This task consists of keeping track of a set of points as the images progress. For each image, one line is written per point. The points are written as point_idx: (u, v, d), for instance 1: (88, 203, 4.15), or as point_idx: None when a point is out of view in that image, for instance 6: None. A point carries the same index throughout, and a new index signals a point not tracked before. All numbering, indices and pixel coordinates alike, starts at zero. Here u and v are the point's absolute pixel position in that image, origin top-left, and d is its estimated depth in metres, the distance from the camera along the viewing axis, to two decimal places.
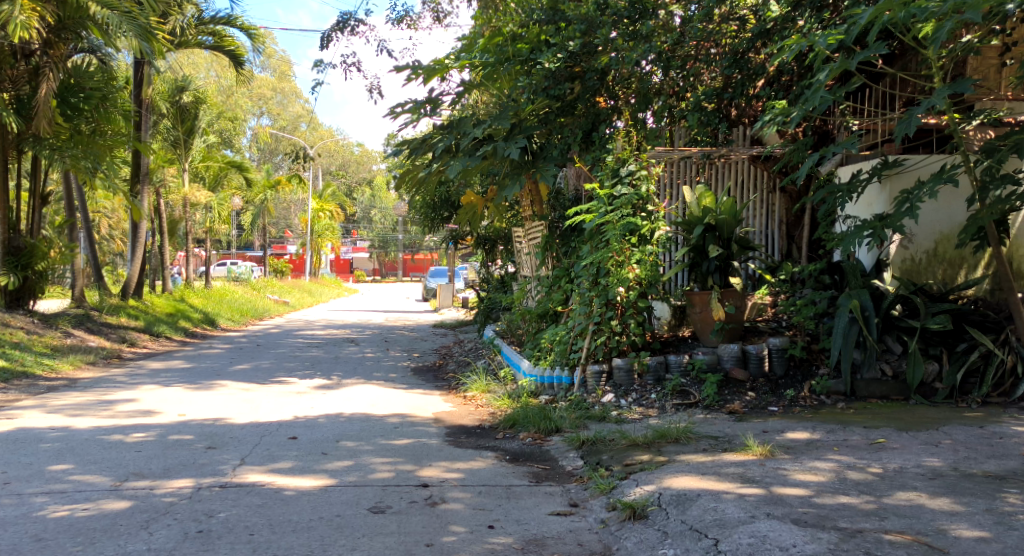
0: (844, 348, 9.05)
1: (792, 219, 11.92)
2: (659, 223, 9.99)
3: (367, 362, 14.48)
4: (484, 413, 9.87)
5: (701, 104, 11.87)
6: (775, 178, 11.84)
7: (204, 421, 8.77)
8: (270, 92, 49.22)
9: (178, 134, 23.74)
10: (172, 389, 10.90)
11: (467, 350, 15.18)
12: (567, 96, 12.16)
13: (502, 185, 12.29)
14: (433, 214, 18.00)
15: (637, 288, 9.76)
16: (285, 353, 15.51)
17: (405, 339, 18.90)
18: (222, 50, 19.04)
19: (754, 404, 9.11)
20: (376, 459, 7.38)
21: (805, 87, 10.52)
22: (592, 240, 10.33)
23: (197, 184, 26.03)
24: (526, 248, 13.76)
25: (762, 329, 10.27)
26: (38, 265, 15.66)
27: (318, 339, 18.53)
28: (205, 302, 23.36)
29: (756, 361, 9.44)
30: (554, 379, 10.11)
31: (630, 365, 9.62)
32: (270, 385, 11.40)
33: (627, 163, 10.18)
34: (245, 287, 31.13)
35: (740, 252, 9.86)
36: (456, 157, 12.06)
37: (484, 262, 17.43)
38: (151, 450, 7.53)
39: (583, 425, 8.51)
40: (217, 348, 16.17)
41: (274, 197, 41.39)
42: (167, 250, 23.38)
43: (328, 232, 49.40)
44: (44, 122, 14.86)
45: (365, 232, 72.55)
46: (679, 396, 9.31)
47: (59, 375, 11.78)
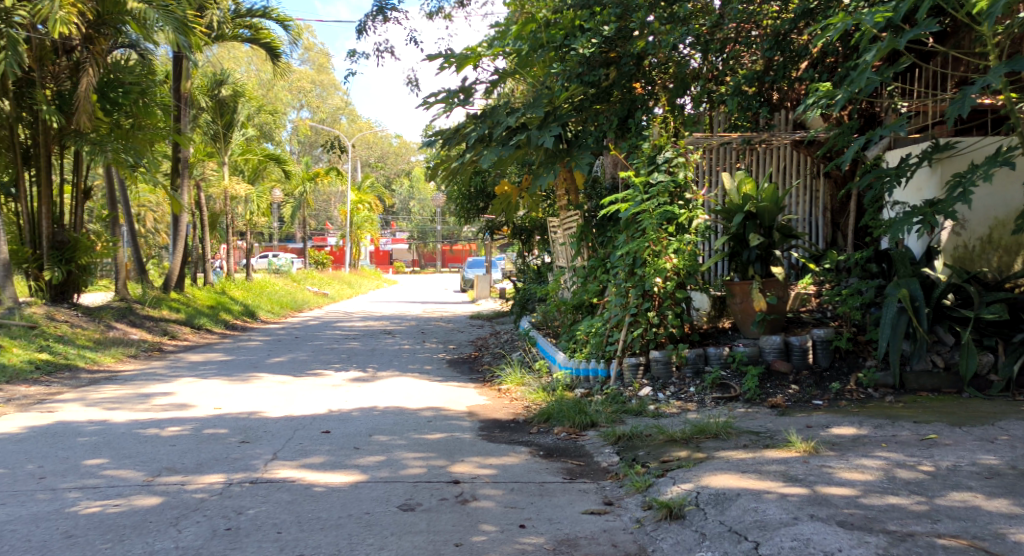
0: (893, 339, 8.76)
1: (838, 205, 11.54)
2: (697, 212, 9.71)
3: (402, 354, 14.36)
4: (519, 406, 9.69)
5: (741, 88, 11.49)
6: (819, 163, 11.51)
7: (237, 414, 8.65)
8: (309, 85, 49.37)
9: (218, 128, 23.88)
10: (209, 381, 10.82)
11: (503, 342, 15.00)
12: (602, 82, 11.92)
13: (536, 175, 12.04)
14: (469, 204, 17.84)
15: (675, 278, 9.51)
16: (322, 345, 15.43)
17: (442, 331, 18.79)
18: (260, 43, 18.94)
19: (798, 397, 8.82)
20: (409, 454, 7.20)
21: (851, 68, 10.24)
22: (628, 229, 10.08)
23: (236, 176, 26.12)
24: (562, 238, 13.54)
25: (806, 320, 9.97)
26: (82, 259, 15.62)
27: (355, 331, 18.46)
28: (245, 294, 23.43)
29: (799, 353, 9.17)
30: (590, 372, 9.90)
31: (668, 357, 9.37)
32: (305, 378, 11.30)
33: (664, 150, 9.90)
34: (284, 279, 31.23)
35: (782, 241, 9.54)
36: (490, 146, 11.86)
37: (521, 252, 17.23)
38: (184, 444, 7.38)
39: (619, 420, 8.29)
40: (255, 341, 16.14)
41: (314, 189, 41.54)
42: (208, 244, 23.46)
43: (367, 224, 49.53)
44: (84, 118, 14.79)
45: (404, 223, 72.75)
46: (719, 389, 9.06)
47: (102, 368, 11.72)
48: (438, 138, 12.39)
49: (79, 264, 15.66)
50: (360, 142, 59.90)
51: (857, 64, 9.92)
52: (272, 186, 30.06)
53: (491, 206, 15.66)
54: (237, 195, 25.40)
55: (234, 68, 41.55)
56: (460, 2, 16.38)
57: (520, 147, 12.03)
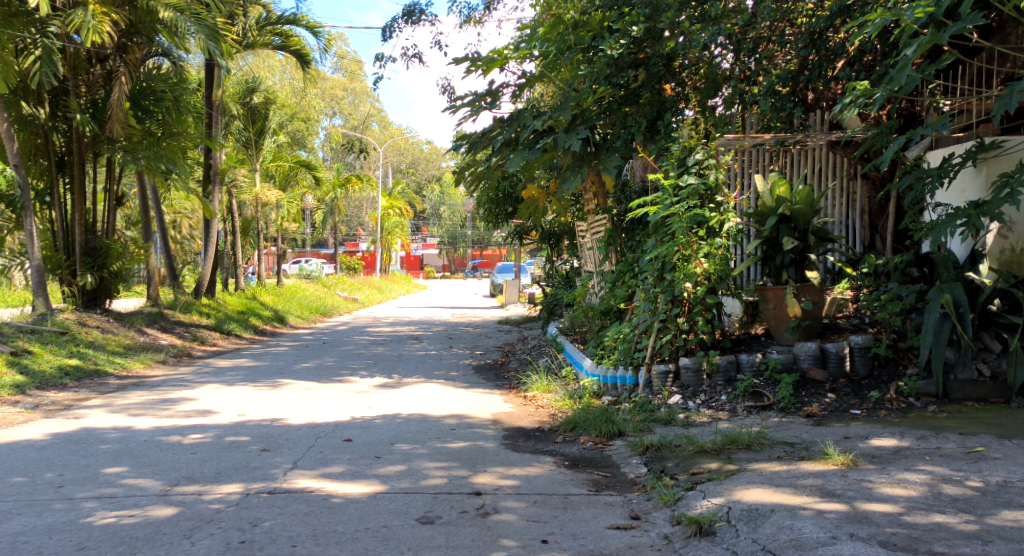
0: (935, 346, 8.56)
1: (876, 208, 11.20)
2: (728, 215, 9.40)
3: (429, 360, 14.19)
4: (545, 414, 9.48)
5: (775, 88, 11.25)
6: (856, 165, 11.20)
7: (260, 421, 8.50)
8: (341, 92, 49.43)
9: (250, 135, 23.70)
10: (236, 387, 10.68)
11: (530, 348, 14.78)
12: (631, 84, 11.63)
13: (564, 178, 11.80)
14: (498, 209, 17.62)
15: (706, 283, 9.23)
16: (349, 351, 15.28)
17: (469, 336, 18.60)
18: (290, 50, 18.63)
19: (835, 406, 8.53)
20: (431, 463, 7.01)
21: (890, 66, 9.96)
22: (657, 233, 9.83)
23: (268, 183, 26.06)
24: (590, 243, 13.29)
25: (843, 326, 9.68)
26: (114, 265, 15.44)
27: (383, 336, 18.31)
28: (276, 300, 23.36)
29: (835, 360, 8.90)
30: (617, 379, 9.66)
31: (698, 364, 9.10)
32: (330, 383, 11.14)
33: (694, 152, 9.64)
34: (314, 284, 31.18)
35: (817, 244, 9.25)
36: (517, 150, 11.65)
37: (549, 257, 16.95)
38: (204, 452, 7.19)
39: (648, 429, 8.05)
40: (283, 346, 16.02)
41: (344, 195, 41.53)
42: (239, 249, 23.43)
43: (398, 230, 49.49)
44: (118, 126, 14.64)
45: (434, 228, 72.72)
46: (752, 398, 8.79)
47: (131, 374, 11.62)
48: (464, 143, 12.26)
49: (111, 270, 15.44)
50: (391, 148, 59.91)
51: (896, 61, 9.62)
52: (302, 191, 30.00)
53: (519, 210, 15.47)
54: (268, 202, 25.27)
55: (268, 75, 41.66)
56: (490, 7, 16.24)
57: (546, 151, 11.86)
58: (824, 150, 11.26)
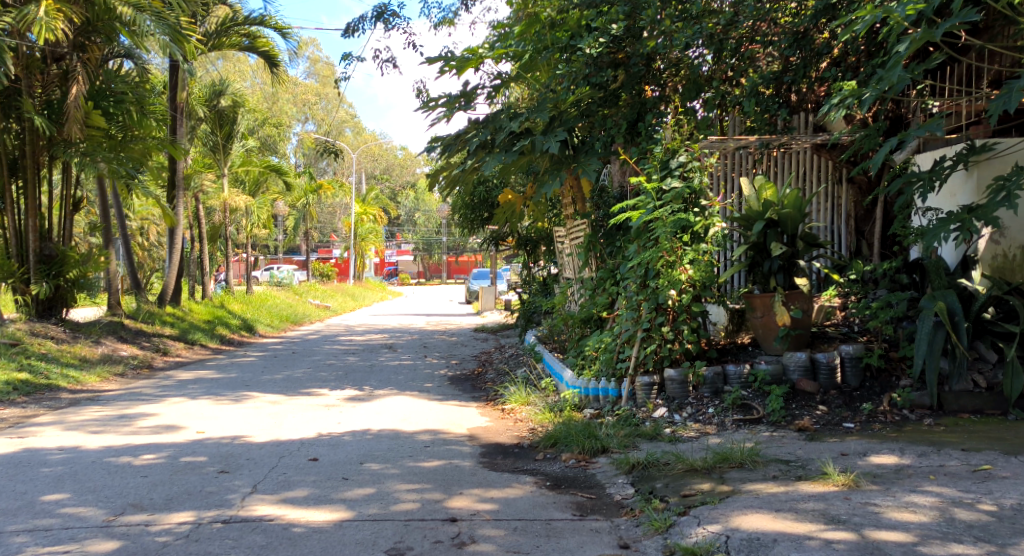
0: (930, 356, 8.20)
1: (861, 212, 10.92)
2: (714, 220, 9.02)
3: (402, 370, 13.70)
4: (524, 428, 9.04)
5: (757, 89, 10.85)
6: (841, 168, 10.90)
7: (221, 439, 7.98)
8: (314, 97, 48.75)
9: (217, 139, 23.06)
10: (198, 401, 10.14)
11: (507, 357, 14.35)
12: (610, 85, 11.22)
13: (542, 183, 11.39)
14: (473, 214, 17.14)
15: (691, 291, 8.84)
16: (319, 360, 14.76)
17: (444, 345, 18.12)
18: (258, 52, 18.03)
19: (827, 419, 8.16)
20: (402, 485, 6.54)
21: (878, 66, 9.61)
22: (639, 238, 9.43)
23: (238, 188, 25.39)
24: (569, 249, 12.88)
25: (832, 335, 9.32)
26: (70, 273, 14.84)
27: (355, 345, 17.77)
28: (245, 308, 22.74)
29: (826, 371, 8.52)
30: (600, 391, 9.20)
31: (683, 376, 8.70)
32: (298, 397, 10.62)
33: (678, 154, 9.25)
34: (286, 292, 30.57)
35: (806, 250, 8.93)
36: (493, 153, 11.22)
37: (526, 264, 16.50)
38: (157, 476, 6.67)
39: (633, 445, 7.63)
40: (251, 357, 15.47)
41: (317, 201, 40.88)
42: (208, 255, 22.82)
43: (372, 235, 48.85)
44: (76, 127, 14.11)
45: (409, 235, 72.09)
46: (740, 411, 8.39)
47: (85, 388, 11.03)
48: (437, 145, 11.80)
49: (67, 278, 14.88)
50: (364, 153, 59.25)
51: (886, 60, 9.28)
52: (273, 196, 29.35)
53: (494, 216, 15.03)
54: (237, 208, 24.61)
55: (239, 80, 40.94)
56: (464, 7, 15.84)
57: (521, 154, 11.46)
58: (808, 152, 10.94)
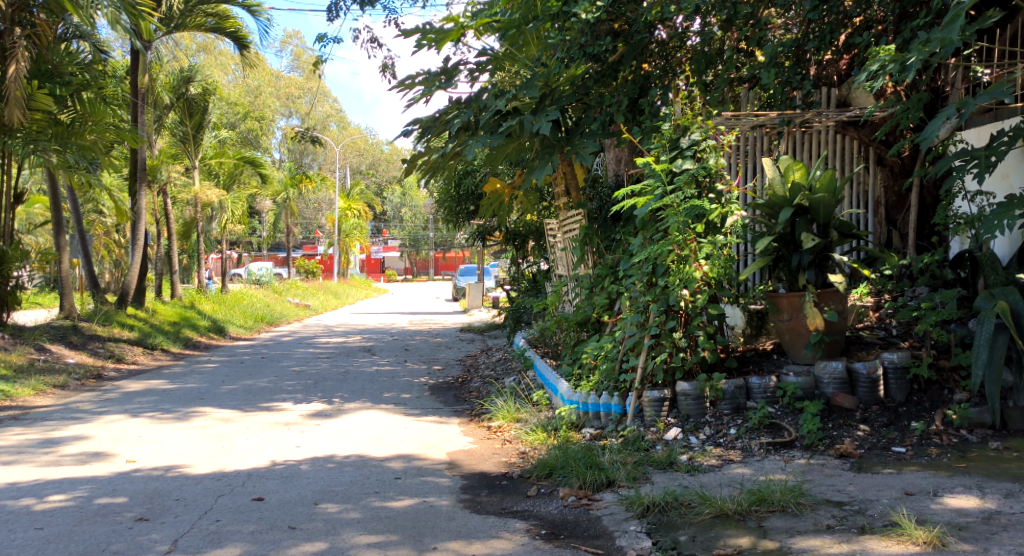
0: (990, 366, 7.04)
1: (893, 199, 9.71)
2: (732, 207, 7.66)
3: (379, 377, 12.36)
4: (513, 451, 7.78)
5: (776, 58, 9.43)
6: (869, 148, 9.67)
7: (152, 471, 6.64)
8: (297, 90, 47.36)
9: (186, 129, 20.54)
10: (137, 419, 8.75)
11: (495, 363, 13.01)
12: (608, 57, 9.87)
13: (532, 168, 10.10)
14: (457, 207, 15.74)
15: (706, 290, 7.58)
16: (287, 367, 13.39)
17: (427, 347, 16.77)
18: (224, 33, 16.33)
19: (871, 442, 6.94)
20: (364, 536, 5.30)
21: (918, 28, 8.48)
22: (645, 229, 8.11)
23: (209, 182, 23.62)
24: (562, 242, 11.53)
25: (869, 340, 8.07)
26: (12, 272, 13.42)
27: (331, 349, 16.40)
28: (217, 307, 21.28)
29: (867, 384, 7.34)
30: (601, 407, 7.92)
31: (699, 391, 7.42)
32: (253, 412, 9.27)
33: (690, 132, 7.91)
34: (265, 291, 29.16)
35: (841, 241, 7.59)
36: (477, 135, 9.92)
37: (514, 259, 15.13)
38: (57, 526, 5.35)
39: (645, 477, 6.35)
40: (213, 362, 14.05)
41: (299, 196, 39.36)
42: (176, 252, 21.26)
43: (357, 231, 47.31)
44: (16, 111, 12.60)
45: (396, 231, 70.61)
46: (769, 432, 7.12)
47: (14, 405, 9.65)
48: (416, 126, 10.38)
49: (8, 278, 13.44)
50: (348, 147, 57.63)
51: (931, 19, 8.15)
52: (248, 189, 27.74)
53: (480, 207, 13.65)
54: (209, 203, 22.94)
55: (217, 73, 39.22)
56: None
57: (509, 134, 10.13)
58: (833, 132, 9.71)
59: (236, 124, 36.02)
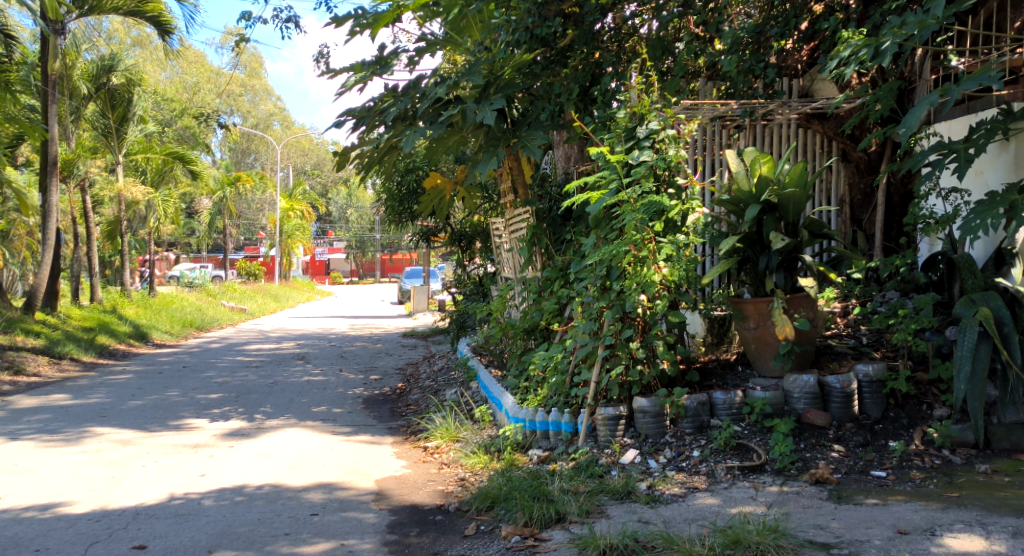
0: (972, 379, 6.41)
1: (858, 197, 9.04)
2: (693, 203, 6.97)
3: (309, 388, 11.41)
4: (451, 476, 6.95)
5: (737, 44, 8.72)
6: (833, 142, 8.97)
7: (24, 511, 5.68)
8: (238, 87, 45.88)
9: (109, 122, 19.32)
10: (20, 443, 7.73)
11: (436, 372, 12.15)
12: (558, 40, 9.15)
13: (475, 163, 9.17)
14: (399, 206, 14.62)
15: (666, 295, 6.85)
16: (208, 378, 12.37)
17: (366, 355, 15.79)
18: (143, 16, 15.17)
19: (848, 465, 6.24)
20: None
21: (889, 13, 7.86)
22: (598, 228, 7.40)
23: (136, 179, 22.38)
24: (508, 243, 10.70)
25: (840, 349, 7.39)
26: None
27: (262, 357, 15.37)
28: (141, 312, 20.06)
29: (840, 399, 6.64)
30: (550, 426, 7.13)
31: (658, 408, 6.66)
32: (159, 433, 8.30)
33: (648, 121, 7.18)
34: (198, 294, 27.87)
35: (812, 241, 6.92)
36: (415, 126, 9.03)
37: (459, 261, 14.22)
38: None
39: (598, 511, 5.59)
40: (126, 373, 12.96)
41: (237, 194, 37.97)
42: (96, 253, 19.99)
43: (300, 232, 45.86)
44: None
45: (341, 232, 69.18)
46: (737, 454, 6.36)
47: None
48: (349, 117, 9.41)
49: None
50: (291, 146, 56.18)
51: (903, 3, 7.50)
52: (179, 188, 26.38)
53: (420, 206, 12.73)
54: (135, 201, 21.70)
55: (151, 68, 37.71)
56: None
57: (449, 125, 9.27)
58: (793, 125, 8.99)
59: (170, 121, 34.56)
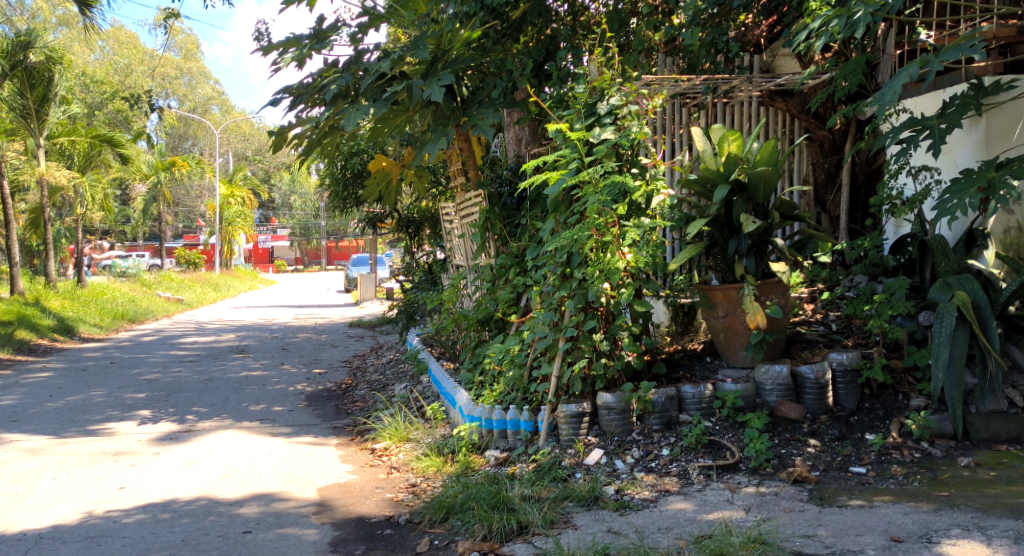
0: (951, 366, 5.99)
1: (822, 177, 8.61)
2: (658, 184, 6.54)
3: (247, 385, 10.78)
4: (402, 482, 6.45)
5: (699, 16, 8.19)
6: (798, 120, 8.55)
7: None
8: (173, 70, 44.55)
9: (28, 103, 18.35)
10: None
11: (384, 364, 11.59)
12: (510, 13, 8.84)
13: (422, 144, 8.59)
14: (343, 191, 13.96)
15: (632, 283, 6.42)
16: (139, 375, 11.69)
17: (310, 346, 15.15)
18: None
19: (825, 461, 5.81)
20: None
21: None
22: (557, 211, 6.93)
23: (61, 163, 21.40)
24: (459, 228, 10.20)
25: (811, 337, 6.99)
26: None
27: (198, 350, 14.66)
28: (68, 304, 19.16)
29: (814, 391, 6.21)
30: (508, 424, 6.62)
31: (624, 403, 6.23)
32: (76, 441, 7.79)
33: (608, 95, 6.79)
34: (133, 284, 26.88)
35: (783, 223, 6.56)
36: (357, 103, 8.48)
37: (407, 248, 13.64)
38: None
39: (563, 522, 5.16)
40: (49, 371, 12.21)
41: (173, 179, 36.86)
42: (18, 242, 19.00)
43: (241, 219, 44.69)
44: None
45: (284, 219, 67.85)
46: (709, 452, 5.95)
47: None
48: (287, 95, 8.74)
49: None
50: (230, 131, 54.83)
51: None
52: (108, 173, 25.33)
53: (364, 190, 12.11)
54: (59, 187, 20.74)
55: (82, 50, 36.40)
56: None
57: (393, 102, 8.73)
58: (755, 103, 8.56)
59: (101, 104, 33.35)
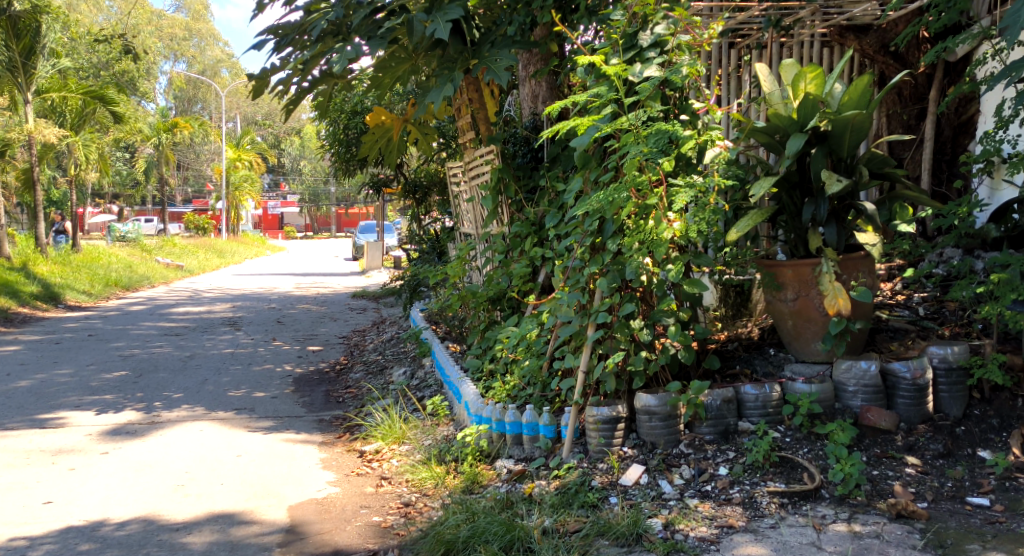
0: None
1: (899, 131, 7.25)
2: (714, 132, 5.20)
3: (230, 364, 9.58)
4: (393, 498, 5.24)
5: None
6: (873, 63, 7.19)
7: None
8: (181, 31, 43.22)
9: (13, 55, 16.99)
10: None
11: (384, 342, 10.36)
12: None
13: (425, 91, 7.25)
14: (344, 151, 12.66)
15: (680, 256, 5.13)
16: (113, 350, 10.50)
17: (307, 319, 13.92)
18: None
19: (930, 488, 4.54)
20: None
21: None
22: (586, 167, 5.62)
23: (52, 122, 20.11)
24: (468, 191, 8.90)
25: (896, 326, 5.70)
26: None
27: (187, 322, 13.48)
28: (58, 270, 17.95)
29: (909, 394, 4.92)
30: (524, 429, 5.39)
31: (669, 409, 4.96)
32: (17, 435, 6.57)
33: (653, 23, 5.45)
34: (131, 250, 25.72)
35: (872, 183, 5.24)
36: (350, 41, 7.12)
37: (414, 215, 12.35)
38: None
39: None
40: (17, 344, 11.05)
41: (178, 143, 35.62)
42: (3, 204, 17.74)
43: (249, 184, 43.46)
44: None
45: (294, 184, 66.58)
46: (779, 472, 4.68)
47: None
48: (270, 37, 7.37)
49: None
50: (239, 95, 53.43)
51: None
52: (105, 133, 24.01)
53: (364, 149, 10.79)
54: (48, 145, 19.45)
55: (87, 8, 35.05)
56: None
57: (394, 42, 7.39)
58: (818, 42, 7.21)
59: None
